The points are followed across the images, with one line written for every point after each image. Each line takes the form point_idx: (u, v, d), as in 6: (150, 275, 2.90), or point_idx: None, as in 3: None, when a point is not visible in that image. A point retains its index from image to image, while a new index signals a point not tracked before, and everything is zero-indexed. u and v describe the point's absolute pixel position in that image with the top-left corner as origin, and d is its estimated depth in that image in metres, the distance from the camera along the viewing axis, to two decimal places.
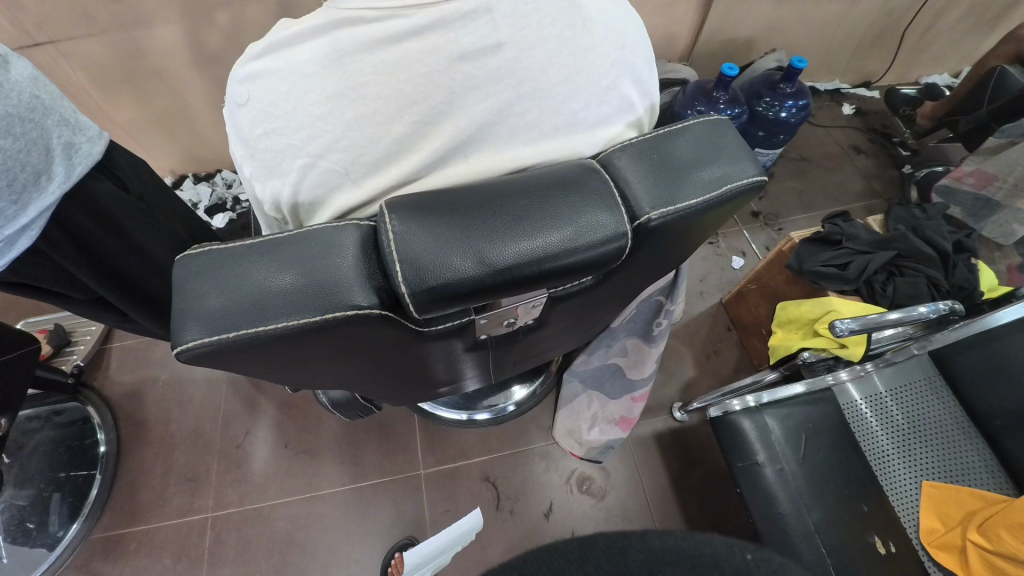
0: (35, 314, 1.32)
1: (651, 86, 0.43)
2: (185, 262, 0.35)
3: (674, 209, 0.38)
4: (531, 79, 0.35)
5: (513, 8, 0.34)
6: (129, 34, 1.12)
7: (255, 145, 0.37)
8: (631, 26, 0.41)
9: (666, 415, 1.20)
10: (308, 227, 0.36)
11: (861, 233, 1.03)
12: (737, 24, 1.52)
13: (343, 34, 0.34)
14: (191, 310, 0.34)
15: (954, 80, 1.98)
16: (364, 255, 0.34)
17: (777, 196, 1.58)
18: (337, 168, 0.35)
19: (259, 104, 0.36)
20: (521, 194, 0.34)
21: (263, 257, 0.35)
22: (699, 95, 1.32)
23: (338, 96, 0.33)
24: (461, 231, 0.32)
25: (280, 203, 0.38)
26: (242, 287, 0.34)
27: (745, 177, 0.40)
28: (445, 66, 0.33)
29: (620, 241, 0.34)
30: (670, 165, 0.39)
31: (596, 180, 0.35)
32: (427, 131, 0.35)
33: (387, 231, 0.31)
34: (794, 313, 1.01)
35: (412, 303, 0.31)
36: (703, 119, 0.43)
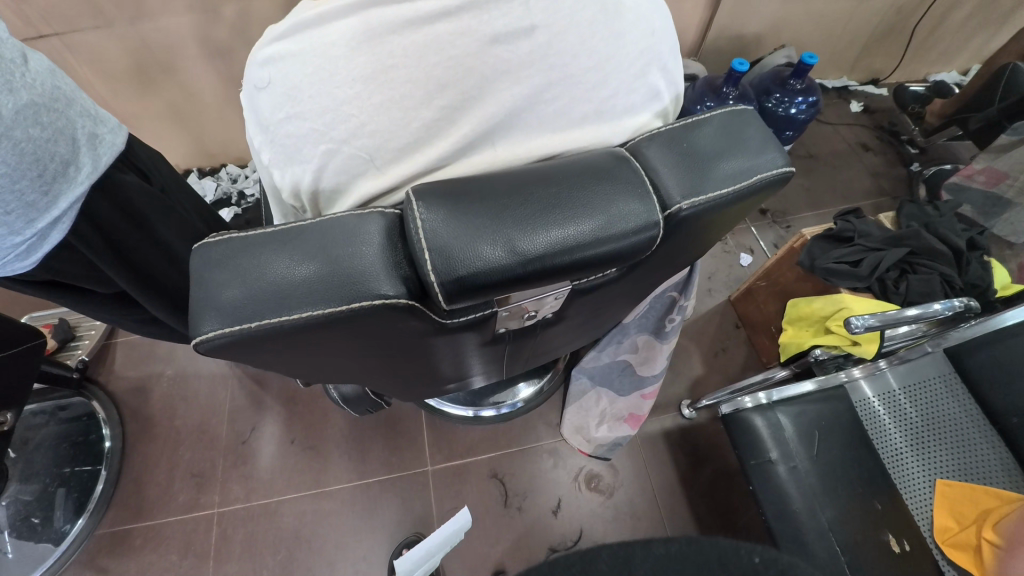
0: (40, 309, 1.32)
1: (676, 76, 0.43)
2: (205, 251, 0.35)
3: (703, 198, 0.37)
4: (562, 64, 0.34)
5: None
6: (136, 26, 1.11)
7: (277, 130, 0.36)
8: (656, 11, 0.40)
9: (673, 413, 1.20)
10: (330, 216, 0.35)
11: (873, 230, 1.01)
12: (743, 21, 1.51)
13: (372, 14, 0.33)
14: (213, 297, 0.34)
15: (962, 77, 1.97)
16: (389, 242, 0.34)
17: (784, 192, 1.57)
18: (362, 155, 0.34)
19: (281, 88, 0.35)
20: (549, 182, 0.33)
21: (286, 245, 0.34)
22: (706, 91, 1.32)
23: (366, 79, 0.32)
24: (490, 218, 0.31)
25: (301, 190, 0.38)
26: (262, 276, 0.34)
27: (773, 168, 0.40)
28: (477, 49, 0.32)
29: (652, 231, 0.34)
30: (700, 155, 0.38)
31: (626, 169, 0.35)
32: (455, 116, 0.34)
33: (416, 219, 0.31)
34: (805, 310, 1.01)
35: (441, 292, 0.31)
36: (726, 110, 0.43)
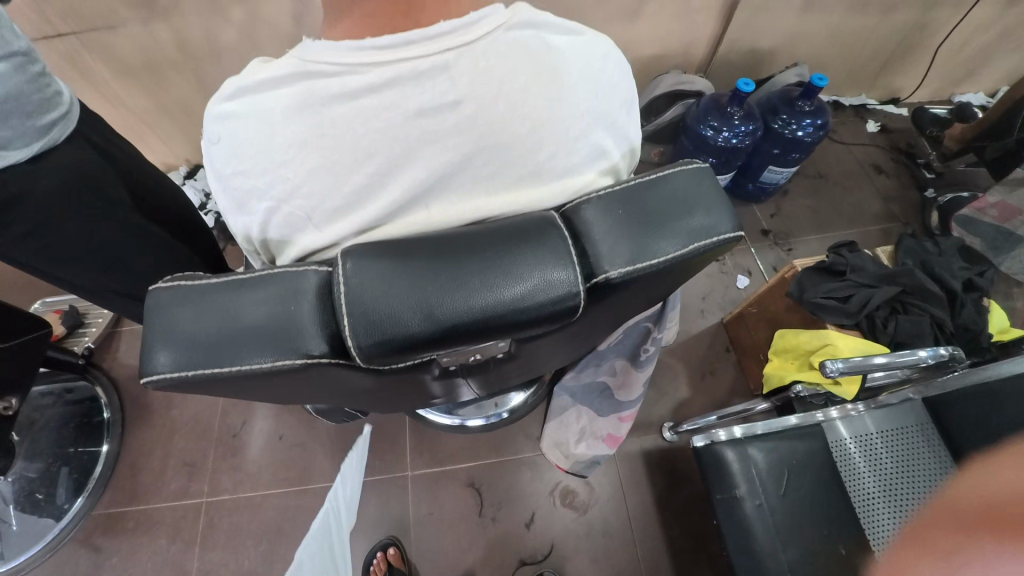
0: (52, 295, 1.37)
1: (628, 129, 0.43)
2: (152, 295, 0.36)
3: (634, 267, 0.37)
4: (492, 132, 0.34)
5: (473, 64, 0.32)
6: (148, 26, 1.15)
7: (227, 181, 0.37)
8: (607, 67, 0.39)
9: (655, 434, 1.19)
10: (270, 270, 0.36)
11: (867, 265, 0.97)
12: (757, 35, 1.48)
13: (300, 84, 0.32)
14: (157, 340, 0.35)
15: (990, 99, 1.89)
16: (322, 298, 0.35)
17: (790, 213, 1.54)
18: (300, 213, 0.36)
19: (228, 146, 0.36)
20: (476, 246, 0.34)
21: (223, 295, 0.36)
22: (712, 109, 1.29)
23: (297, 146, 0.33)
24: (412, 283, 0.33)
25: (252, 237, 0.40)
26: (204, 321, 0.35)
27: (716, 233, 0.39)
28: (401, 123, 0.32)
29: (573, 300, 0.35)
30: (637, 220, 0.38)
31: (555, 237, 0.35)
32: (384, 182, 0.34)
33: (342, 283, 0.33)
34: (790, 342, 1.00)
35: (361, 354, 0.33)
36: (683, 167, 0.42)
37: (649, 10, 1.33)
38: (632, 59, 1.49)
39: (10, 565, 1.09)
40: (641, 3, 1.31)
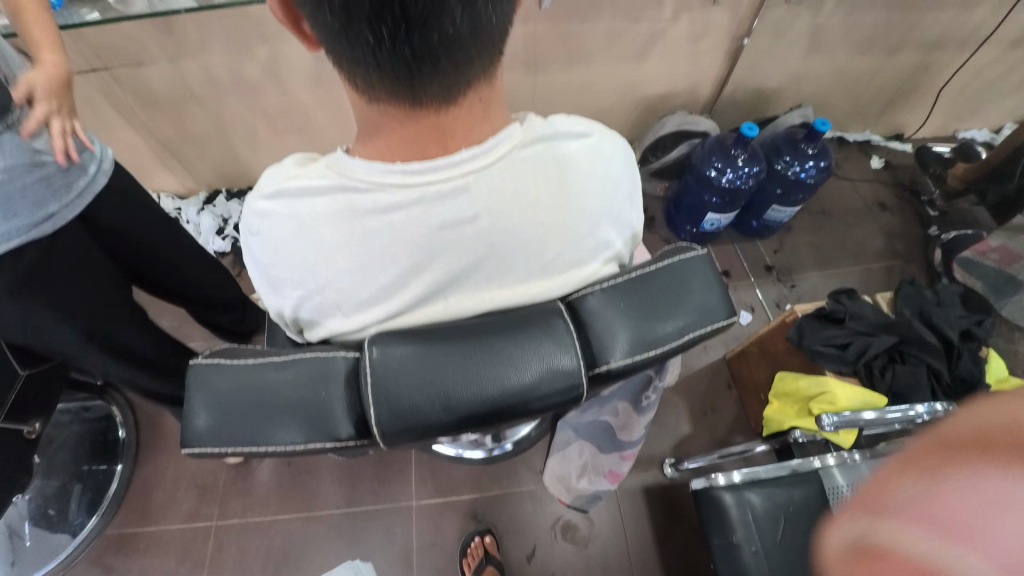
0: None
1: (632, 217, 0.46)
2: (192, 376, 0.40)
3: (633, 358, 0.41)
4: (505, 238, 0.38)
5: (489, 186, 0.37)
6: (176, 63, 1.21)
7: (265, 268, 0.41)
8: (609, 169, 0.44)
9: (656, 470, 1.21)
10: (302, 352, 0.40)
11: (867, 312, 0.99)
12: (762, 75, 1.52)
13: (339, 197, 0.37)
14: (198, 420, 0.39)
15: (994, 136, 1.91)
16: (349, 383, 0.39)
17: (793, 248, 1.55)
18: (332, 303, 0.40)
19: (268, 239, 0.39)
20: (488, 337, 0.38)
21: (258, 379, 0.39)
22: (716, 149, 1.33)
23: (334, 249, 0.37)
24: (431, 374, 0.37)
25: (283, 315, 0.43)
26: (239, 397, 0.39)
27: (711, 324, 0.43)
28: (426, 233, 0.37)
29: (576, 390, 0.38)
30: (637, 312, 0.42)
31: (561, 330, 0.39)
32: (409, 280, 0.38)
33: (369, 371, 0.36)
34: (790, 386, 1.02)
35: (383, 436, 0.37)
36: (682, 255, 0.45)
37: (657, 52, 1.38)
38: (640, 96, 1.53)
39: None
40: (649, 45, 1.35)
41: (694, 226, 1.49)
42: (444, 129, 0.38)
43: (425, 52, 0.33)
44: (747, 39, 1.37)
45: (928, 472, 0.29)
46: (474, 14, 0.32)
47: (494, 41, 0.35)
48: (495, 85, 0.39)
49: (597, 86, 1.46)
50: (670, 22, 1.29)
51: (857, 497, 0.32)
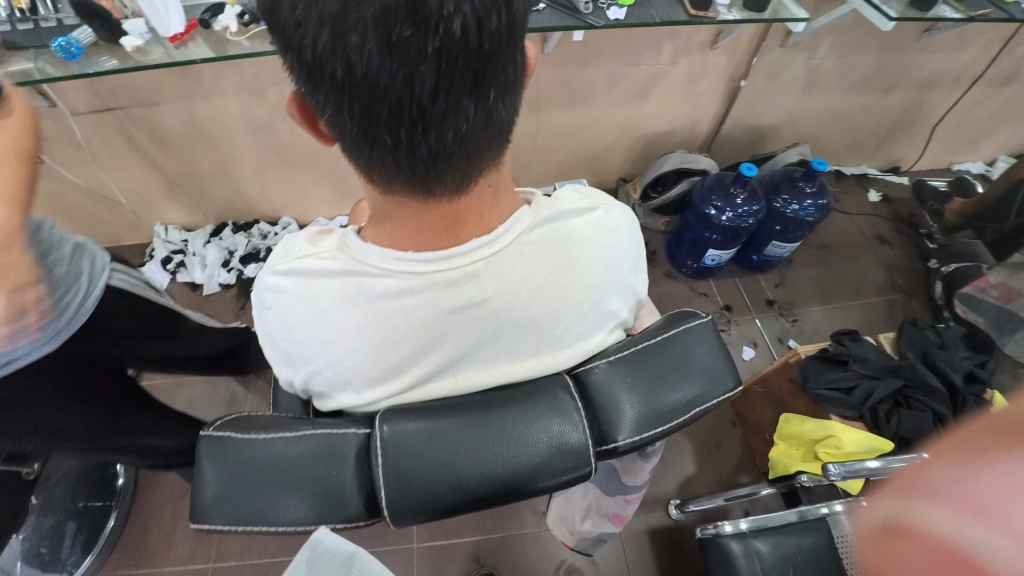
0: None
1: (635, 286, 0.48)
2: (210, 451, 0.42)
3: (641, 435, 0.41)
4: (512, 317, 0.40)
5: (497, 270, 0.39)
6: (189, 103, 1.24)
7: (278, 342, 0.43)
8: (615, 242, 0.45)
9: (660, 511, 1.19)
10: (316, 428, 0.41)
11: (870, 355, 0.99)
12: (759, 113, 1.55)
13: (351, 281, 0.38)
14: (217, 495, 0.41)
15: (989, 168, 1.94)
16: (359, 459, 0.40)
17: (794, 282, 1.56)
18: (344, 377, 0.41)
19: (280, 315, 0.41)
20: (495, 416, 0.39)
21: (272, 455, 0.41)
22: (716, 188, 1.37)
23: (345, 330, 0.39)
24: (439, 454, 0.37)
25: (295, 385, 0.45)
26: (253, 472, 0.41)
27: (715, 396, 0.44)
28: (437, 316, 0.38)
29: (584, 468, 0.39)
30: (642, 387, 0.42)
31: (566, 407, 0.40)
32: (419, 358, 0.40)
33: (379, 452, 0.37)
34: (795, 428, 1.00)
35: (393, 517, 0.37)
36: (685, 326, 0.46)
37: (657, 92, 1.41)
38: (641, 134, 1.56)
39: None
40: (649, 86, 1.39)
41: (695, 260, 1.51)
42: (455, 215, 0.41)
43: (439, 149, 0.37)
44: (744, 80, 1.41)
45: (970, 459, 0.37)
46: (485, 114, 0.37)
47: (500, 136, 0.40)
48: (502, 171, 0.43)
49: (598, 125, 1.49)
50: (669, 65, 1.33)
51: (909, 481, 0.41)
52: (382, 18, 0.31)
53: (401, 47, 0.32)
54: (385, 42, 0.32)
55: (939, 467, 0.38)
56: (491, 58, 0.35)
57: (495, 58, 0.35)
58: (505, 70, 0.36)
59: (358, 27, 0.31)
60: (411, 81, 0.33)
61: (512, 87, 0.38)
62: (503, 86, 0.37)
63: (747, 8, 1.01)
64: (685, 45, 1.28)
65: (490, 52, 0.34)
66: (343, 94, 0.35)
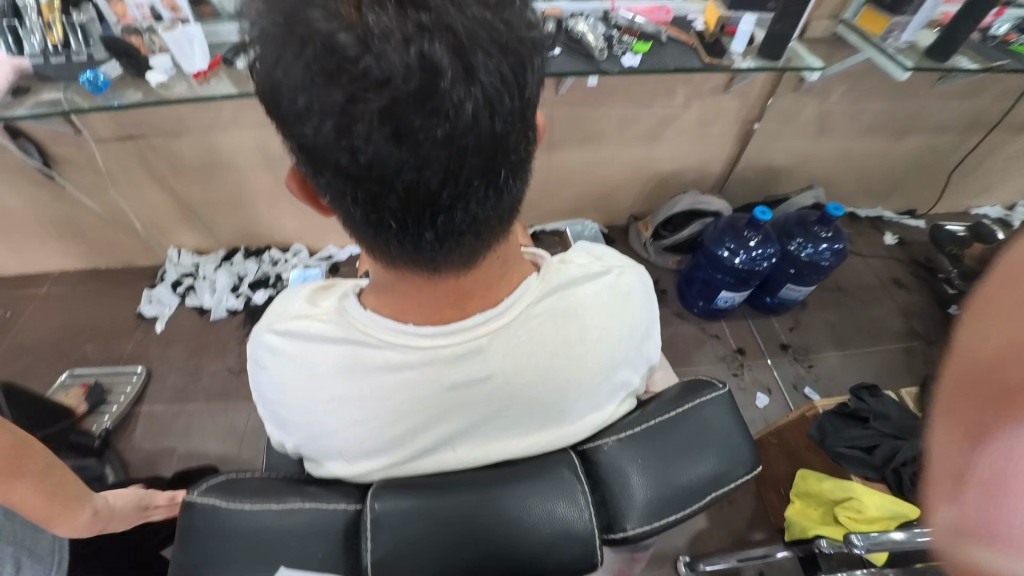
0: (82, 367, 1.42)
1: (648, 356, 0.48)
2: (193, 519, 0.39)
3: (651, 524, 0.39)
4: (520, 393, 0.39)
5: (507, 348, 0.38)
6: (209, 135, 1.27)
7: (272, 405, 0.41)
8: (629, 312, 0.44)
9: (670, 568, 1.11)
10: (309, 501, 0.39)
11: (892, 411, 0.95)
12: (772, 156, 1.55)
13: (353, 354, 0.37)
14: (188, 572, 0.37)
15: (1008, 212, 1.90)
16: (353, 540, 0.38)
17: (809, 326, 1.52)
18: (338, 448, 0.40)
19: (276, 380, 0.40)
20: (496, 496, 0.36)
21: (256, 531, 0.38)
22: (728, 231, 1.36)
23: (342, 403, 0.37)
24: (437, 546, 0.35)
25: (287, 446, 0.44)
26: (236, 549, 0.37)
27: (730, 480, 0.43)
28: (441, 394, 0.37)
29: (591, 562, 0.37)
30: (655, 468, 0.41)
31: (573, 490, 0.37)
32: (419, 433, 0.38)
33: (370, 532, 0.35)
34: (813, 486, 0.95)
35: None
36: (700, 400, 0.45)
37: (670, 133, 1.42)
38: (652, 173, 1.56)
39: None
40: (661, 128, 1.39)
41: (706, 301, 1.48)
42: (463, 287, 0.40)
43: (446, 227, 0.37)
44: (757, 123, 1.41)
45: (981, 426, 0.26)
46: (496, 194, 0.37)
47: (509, 212, 0.39)
48: (512, 242, 0.42)
49: (610, 163, 1.49)
50: (682, 108, 1.34)
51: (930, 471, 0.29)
52: (392, 112, 0.31)
53: (411, 138, 0.31)
54: (395, 132, 0.31)
55: (951, 447, 0.28)
56: (502, 141, 0.34)
57: (506, 141, 0.35)
58: (517, 151, 0.36)
59: (368, 119, 0.31)
60: (420, 168, 0.33)
61: (523, 163, 0.38)
62: (513, 165, 0.37)
63: (761, 56, 1.01)
64: (697, 89, 1.29)
65: (502, 135, 0.34)
66: (351, 178, 0.34)
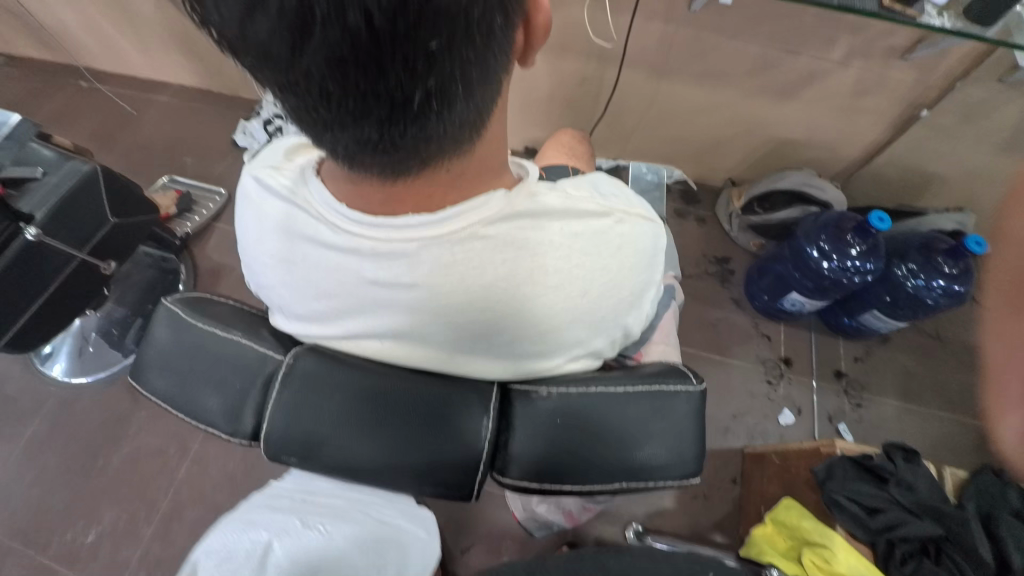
0: (179, 175, 1.59)
1: (618, 319, 0.46)
2: (160, 321, 0.45)
3: (545, 483, 0.39)
4: (440, 307, 0.39)
5: (438, 258, 0.37)
6: None
7: (246, 254, 0.46)
8: (595, 260, 0.42)
9: (618, 528, 1.13)
10: (246, 339, 0.43)
11: (921, 486, 0.83)
12: (930, 159, 1.24)
13: (304, 221, 0.40)
14: (149, 360, 0.44)
15: None
16: (269, 385, 0.42)
17: (879, 364, 1.32)
18: (288, 304, 0.44)
19: (248, 229, 0.44)
20: (385, 392, 0.38)
21: (197, 348, 0.43)
22: (829, 228, 1.16)
23: (287, 260, 0.42)
24: (322, 419, 0.37)
25: (257, 294, 0.49)
26: (180, 356, 0.44)
27: (661, 477, 0.40)
28: (364, 282, 0.39)
29: (471, 486, 0.39)
30: (578, 438, 0.39)
31: (466, 416, 0.38)
32: (346, 315, 0.41)
33: (279, 384, 0.38)
34: (791, 518, 0.88)
35: (268, 447, 0.38)
36: (666, 387, 0.41)
37: (807, 95, 1.17)
38: (769, 137, 1.33)
39: (78, 381, 1.27)
40: (799, 86, 1.16)
41: (771, 297, 1.33)
42: (398, 190, 0.38)
43: (362, 123, 0.34)
44: (927, 110, 1.12)
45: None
46: (400, 93, 0.32)
47: (429, 119, 0.34)
48: (462, 157, 0.38)
49: (723, 113, 1.29)
50: (837, 66, 1.08)
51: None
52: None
53: (270, 12, 0.28)
54: (249, 0, 0.28)
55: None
56: (389, 26, 0.29)
57: (398, 26, 0.29)
58: (419, 43, 0.30)
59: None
60: (290, 48, 0.30)
61: (437, 61, 0.31)
62: (434, 58, 0.31)
63: (967, 15, 0.76)
64: (866, 46, 1.02)
65: (384, 18, 0.28)
66: (240, 50, 0.33)
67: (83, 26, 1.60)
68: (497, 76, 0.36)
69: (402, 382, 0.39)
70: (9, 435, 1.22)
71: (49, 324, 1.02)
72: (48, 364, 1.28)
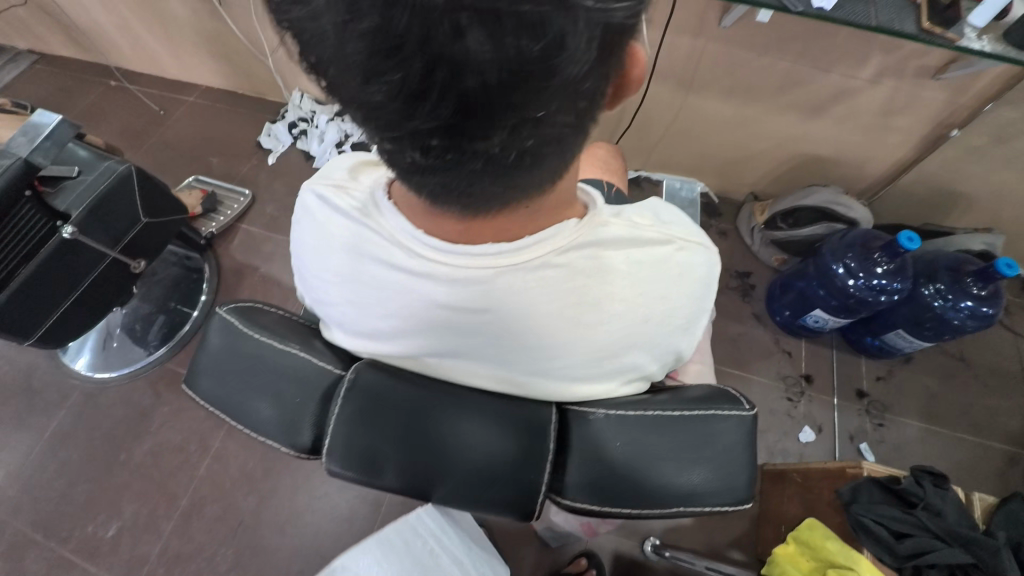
0: (206, 175, 1.61)
1: (672, 344, 0.46)
2: (216, 329, 0.46)
3: (599, 506, 0.40)
4: (507, 330, 0.40)
5: (509, 284, 0.38)
6: None
7: (305, 268, 0.47)
8: (656, 288, 0.43)
9: (635, 541, 1.13)
10: (304, 352, 0.44)
11: (949, 512, 0.82)
12: (959, 179, 1.23)
13: (372, 241, 0.41)
14: (204, 368, 0.45)
15: None
16: (327, 397, 0.43)
17: (901, 386, 1.31)
18: (348, 318, 0.45)
19: (310, 244, 0.45)
20: (446, 408, 0.39)
21: (254, 358, 0.44)
22: (857, 247, 1.15)
23: (353, 279, 0.42)
24: (383, 435, 0.38)
25: (311, 305, 0.50)
26: (235, 364, 0.44)
27: (715, 503, 0.40)
28: (433, 304, 0.39)
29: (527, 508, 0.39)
30: (633, 463, 0.39)
31: (524, 437, 0.39)
32: (412, 334, 0.42)
33: (341, 399, 0.39)
34: (814, 539, 0.87)
35: (327, 461, 0.39)
36: (720, 413, 0.41)
37: (836, 112, 1.17)
38: (795, 153, 1.33)
39: (101, 375, 1.28)
40: (828, 103, 1.15)
41: (793, 314, 1.32)
42: (477, 223, 0.39)
43: (465, 172, 0.35)
44: (958, 130, 1.11)
45: None
46: (500, 151, 0.34)
47: (520, 171, 0.36)
48: (543, 196, 0.39)
49: (749, 127, 1.29)
50: (867, 84, 1.08)
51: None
52: (367, 43, 0.28)
53: (391, 78, 0.29)
54: (380, 63, 0.29)
55: None
56: (502, 96, 0.30)
57: (513, 99, 0.30)
58: (535, 104, 0.31)
59: (352, 48, 0.29)
60: (403, 110, 0.31)
61: (542, 125, 0.33)
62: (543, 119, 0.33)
63: (1004, 40, 0.76)
64: (898, 65, 1.02)
65: (498, 90, 0.30)
66: (348, 98, 0.34)
67: (117, 27, 1.64)
68: (589, 130, 0.37)
69: (462, 401, 0.40)
70: (35, 426, 1.24)
71: (78, 320, 1.04)
72: (73, 357, 1.30)
